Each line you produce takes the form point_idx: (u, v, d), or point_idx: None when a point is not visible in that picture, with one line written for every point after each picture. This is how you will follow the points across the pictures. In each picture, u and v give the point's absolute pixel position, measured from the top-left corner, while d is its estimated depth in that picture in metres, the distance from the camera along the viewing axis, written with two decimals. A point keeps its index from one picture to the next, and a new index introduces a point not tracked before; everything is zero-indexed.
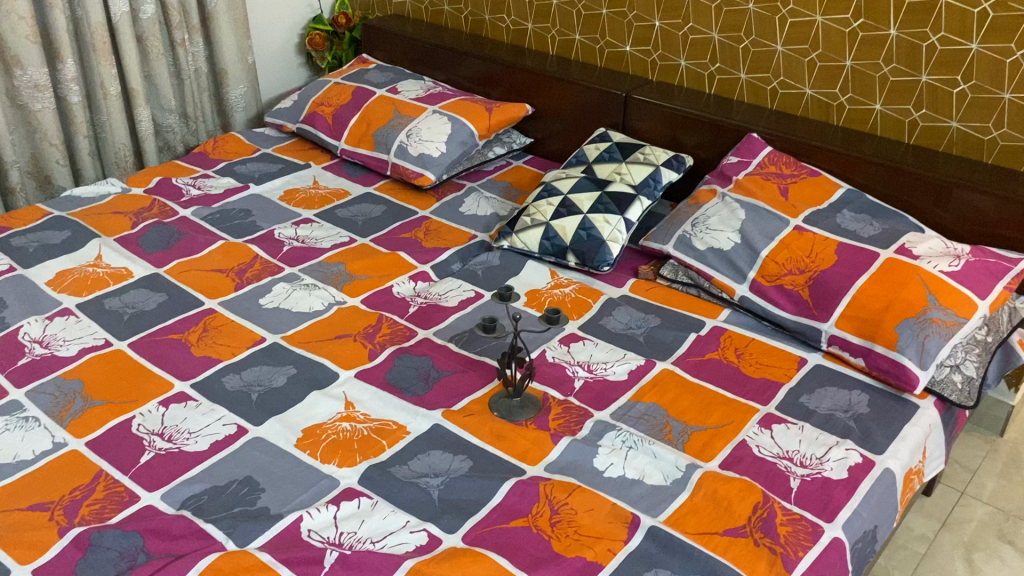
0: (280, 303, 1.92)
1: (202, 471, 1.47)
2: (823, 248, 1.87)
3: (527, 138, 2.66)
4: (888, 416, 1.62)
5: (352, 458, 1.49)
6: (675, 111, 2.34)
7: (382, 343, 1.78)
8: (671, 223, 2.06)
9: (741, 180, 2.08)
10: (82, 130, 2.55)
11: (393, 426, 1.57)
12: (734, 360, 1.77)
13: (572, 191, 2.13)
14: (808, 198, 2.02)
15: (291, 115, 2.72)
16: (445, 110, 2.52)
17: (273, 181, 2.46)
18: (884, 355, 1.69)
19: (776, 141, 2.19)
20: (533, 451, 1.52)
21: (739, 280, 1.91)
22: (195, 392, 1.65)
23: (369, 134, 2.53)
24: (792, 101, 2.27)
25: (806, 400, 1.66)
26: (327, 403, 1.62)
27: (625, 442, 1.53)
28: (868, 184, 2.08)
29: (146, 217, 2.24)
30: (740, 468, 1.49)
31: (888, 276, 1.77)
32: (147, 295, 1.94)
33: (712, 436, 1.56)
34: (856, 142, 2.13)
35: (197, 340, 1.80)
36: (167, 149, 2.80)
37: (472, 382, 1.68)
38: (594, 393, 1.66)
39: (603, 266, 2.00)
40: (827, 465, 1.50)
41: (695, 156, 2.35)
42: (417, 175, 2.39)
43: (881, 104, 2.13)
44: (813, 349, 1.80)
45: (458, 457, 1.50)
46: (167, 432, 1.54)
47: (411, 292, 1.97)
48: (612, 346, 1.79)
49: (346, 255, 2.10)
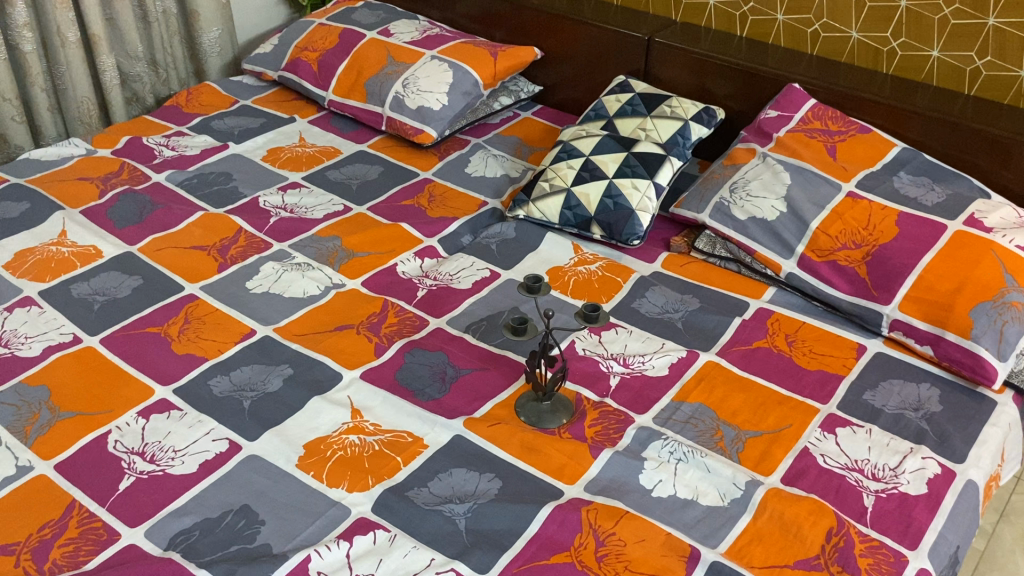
0: (270, 287, 1.70)
1: (192, 499, 1.27)
2: (881, 218, 1.67)
3: (535, 86, 2.41)
4: (964, 416, 1.45)
5: (363, 481, 1.30)
6: (703, 57, 2.10)
7: (390, 336, 1.58)
8: (706, 188, 1.85)
9: (783, 138, 1.86)
10: (39, 82, 2.28)
11: (408, 438, 1.37)
12: (785, 349, 1.57)
13: (595, 152, 1.91)
14: (860, 157, 1.80)
15: (271, 61, 2.45)
16: (445, 55, 2.26)
17: (255, 139, 2.21)
18: (956, 344, 1.50)
19: (818, 92, 1.96)
20: (570, 466, 1.33)
21: (787, 255, 1.70)
22: (179, 400, 1.44)
23: (359, 84, 2.28)
24: (836, 45, 2.04)
25: (870, 397, 1.48)
26: (332, 410, 1.42)
27: (673, 455, 1.35)
28: (924, 142, 1.87)
29: (115, 183, 2.00)
30: (806, 484, 1.31)
31: (959, 252, 1.58)
32: (120, 279, 1.71)
33: (771, 443, 1.38)
34: (909, 94, 1.91)
35: (178, 334, 1.58)
36: (135, 101, 2.53)
37: (494, 382, 1.48)
38: (633, 393, 1.47)
39: (631, 240, 1.80)
40: (903, 478, 1.33)
41: (725, 108, 2.12)
42: (417, 132, 2.15)
43: (939, 50, 1.90)
44: (872, 335, 1.62)
45: (485, 476, 1.31)
46: (148, 451, 1.34)
47: (418, 272, 1.76)
48: (649, 335, 1.59)
49: (342, 227, 1.88)
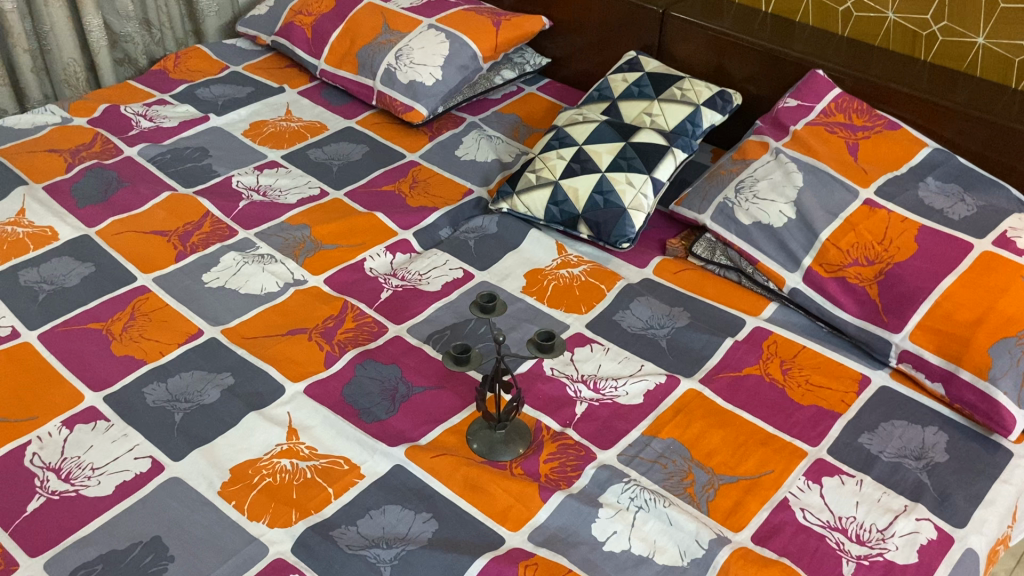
0: (227, 282, 1.59)
1: (100, 527, 1.17)
2: (900, 232, 1.48)
3: (543, 58, 2.24)
4: (973, 469, 1.28)
5: (286, 516, 1.18)
6: (722, 35, 1.91)
7: (343, 344, 1.46)
8: (710, 185, 1.67)
9: (800, 132, 1.66)
10: (21, 43, 2.18)
11: (344, 466, 1.26)
12: (779, 378, 1.41)
13: (590, 140, 1.74)
14: (883, 158, 1.60)
15: (265, 25, 2.31)
16: (443, 24, 2.10)
17: (239, 110, 2.08)
18: (970, 385, 1.33)
19: (846, 81, 1.76)
20: (516, 510, 1.20)
21: (792, 267, 1.53)
22: (109, 409, 1.34)
23: (351, 54, 2.12)
24: (870, 26, 1.83)
25: (867, 441, 1.31)
26: (267, 429, 1.30)
27: (633, 502, 1.21)
28: (960, 143, 1.66)
29: (84, 157, 1.90)
30: (779, 544, 1.16)
31: (984, 277, 1.39)
32: (70, 266, 1.61)
33: (745, 492, 1.23)
34: (948, 87, 1.70)
35: (120, 332, 1.48)
36: (128, 62, 2.43)
37: (448, 404, 1.36)
38: (600, 424, 1.33)
39: (621, 243, 1.64)
40: (891, 543, 1.17)
41: (744, 92, 1.93)
42: (406, 109, 2.00)
43: (984, 37, 1.69)
44: (879, 365, 1.45)
45: (421, 516, 1.19)
46: (64, 468, 1.25)
47: (387, 269, 1.64)
48: (627, 355, 1.45)
49: (314, 215, 1.75)
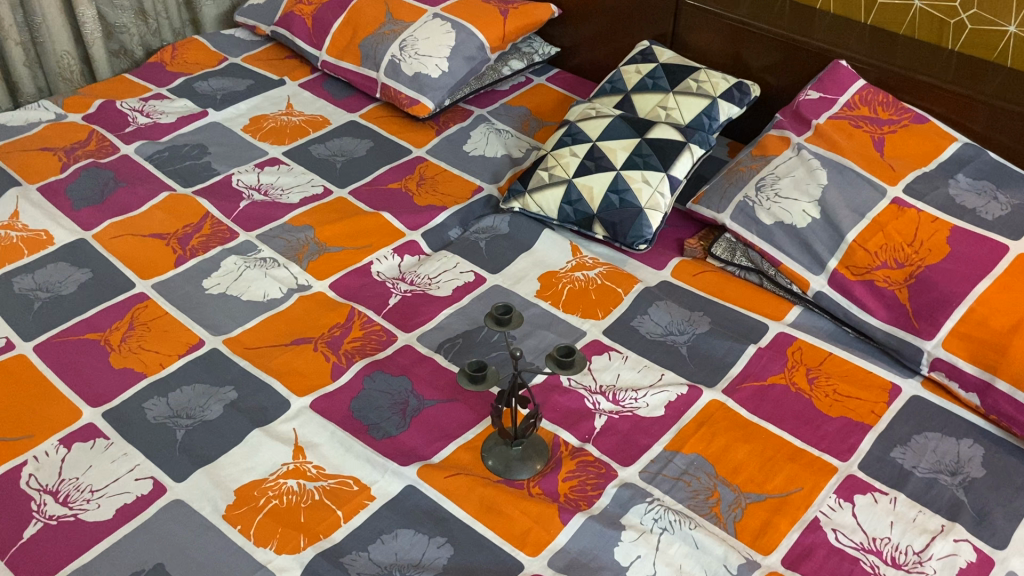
0: (228, 288, 1.52)
1: (99, 554, 1.11)
2: (930, 233, 1.42)
3: (552, 47, 2.17)
4: (1011, 484, 1.22)
5: (294, 542, 1.13)
6: (739, 23, 1.84)
7: (350, 354, 1.40)
8: (729, 183, 1.61)
9: (823, 127, 1.59)
10: (12, 36, 2.11)
11: (353, 487, 1.20)
12: (806, 387, 1.35)
13: (604, 136, 1.67)
14: (911, 154, 1.54)
15: (264, 14, 2.24)
16: (449, 13, 2.02)
17: (238, 104, 2.02)
18: (1007, 395, 1.27)
19: (869, 72, 1.70)
20: (535, 533, 1.14)
21: (816, 270, 1.47)
22: (107, 426, 1.28)
23: (354, 45, 2.05)
24: (894, 14, 1.76)
25: (900, 455, 1.26)
26: (273, 447, 1.25)
27: (657, 524, 1.15)
28: (991, 136, 1.60)
29: (79, 155, 1.83)
30: (811, 567, 1.11)
31: (1020, 282, 1.33)
32: (66, 272, 1.55)
33: (774, 512, 1.18)
34: (977, 77, 1.63)
35: (118, 343, 1.42)
36: (123, 54, 2.36)
37: (462, 419, 1.30)
38: (620, 438, 1.28)
39: (637, 244, 1.57)
40: (928, 566, 1.11)
41: (762, 83, 1.86)
42: (412, 103, 1.92)
43: (1015, 25, 1.62)
44: (909, 373, 1.39)
45: (435, 541, 1.14)
46: (62, 491, 1.19)
47: (395, 273, 1.57)
48: (647, 363, 1.39)
49: (318, 215, 1.69)
